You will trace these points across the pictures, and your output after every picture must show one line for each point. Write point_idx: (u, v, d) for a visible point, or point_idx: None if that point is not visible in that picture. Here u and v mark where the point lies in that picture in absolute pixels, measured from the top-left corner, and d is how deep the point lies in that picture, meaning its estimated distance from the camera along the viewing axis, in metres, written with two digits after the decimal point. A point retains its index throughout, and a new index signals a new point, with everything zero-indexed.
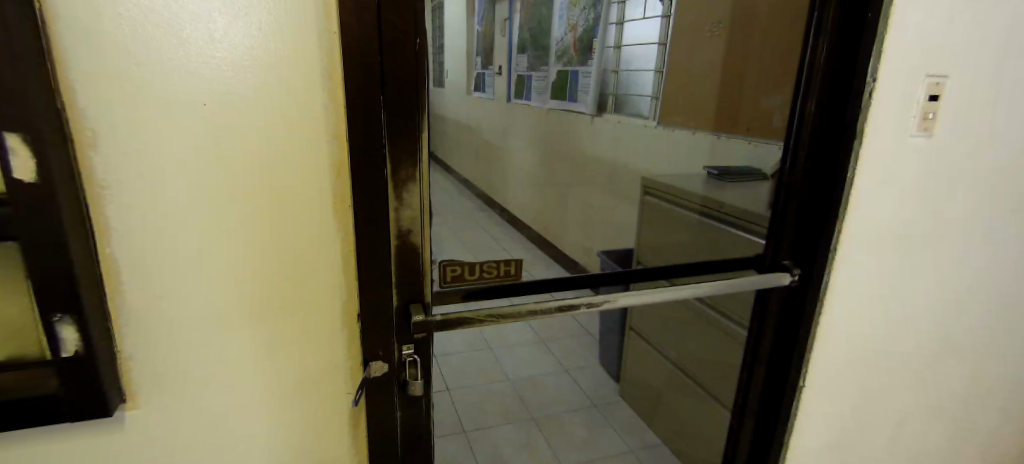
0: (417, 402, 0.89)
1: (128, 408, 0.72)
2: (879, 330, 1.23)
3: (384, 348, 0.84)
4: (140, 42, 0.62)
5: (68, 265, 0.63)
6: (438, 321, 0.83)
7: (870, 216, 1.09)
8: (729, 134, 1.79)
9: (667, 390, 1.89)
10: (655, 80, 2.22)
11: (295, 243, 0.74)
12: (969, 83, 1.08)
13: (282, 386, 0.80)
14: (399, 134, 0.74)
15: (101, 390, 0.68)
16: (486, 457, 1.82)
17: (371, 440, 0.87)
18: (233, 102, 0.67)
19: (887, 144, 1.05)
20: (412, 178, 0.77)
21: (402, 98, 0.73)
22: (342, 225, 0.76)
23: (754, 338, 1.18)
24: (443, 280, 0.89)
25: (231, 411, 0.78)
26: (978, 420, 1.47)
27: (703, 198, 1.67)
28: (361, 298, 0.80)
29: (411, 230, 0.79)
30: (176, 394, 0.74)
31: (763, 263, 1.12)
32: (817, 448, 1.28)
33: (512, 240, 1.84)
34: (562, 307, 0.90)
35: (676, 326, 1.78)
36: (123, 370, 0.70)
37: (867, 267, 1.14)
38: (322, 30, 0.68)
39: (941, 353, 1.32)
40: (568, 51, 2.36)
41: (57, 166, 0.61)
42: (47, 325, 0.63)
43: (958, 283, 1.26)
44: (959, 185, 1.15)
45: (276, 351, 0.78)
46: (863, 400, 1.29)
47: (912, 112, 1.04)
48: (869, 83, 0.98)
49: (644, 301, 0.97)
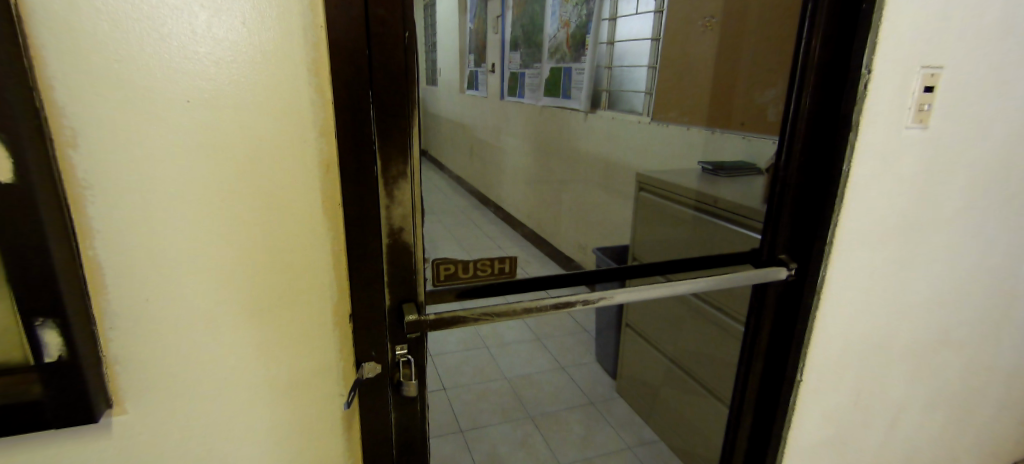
0: (413, 403, 0.88)
1: (115, 414, 0.70)
2: (876, 324, 1.23)
3: (378, 349, 0.82)
4: (121, 38, 0.61)
5: (50, 267, 0.61)
6: (432, 319, 0.82)
7: (866, 209, 1.08)
8: (723, 128, 1.79)
9: (663, 386, 1.89)
10: (648, 75, 2.29)
11: (285, 243, 0.73)
12: (965, 72, 1.07)
13: (274, 388, 0.78)
14: (390, 130, 0.72)
15: (87, 395, 0.66)
16: (483, 457, 1.82)
17: (365, 442, 0.86)
18: (217, 98, 0.65)
19: (882, 134, 1.04)
20: (403, 175, 0.75)
21: (391, 93, 0.71)
22: (332, 224, 0.74)
23: (751, 334, 1.16)
24: (436, 278, 0.87)
25: (221, 415, 0.76)
26: (976, 412, 1.47)
27: (698, 193, 1.64)
28: (353, 299, 0.78)
29: (404, 227, 0.78)
30: (163, 398, 0.72)
31: (760, 257, 1.10)
32: (814, 444, 1.27)
33: (507, 237, 1.85)
34: (559, 304, 0.89)
35: (672, 322, 1.78)
36: (109, 375, 0.69)
37: (864, 260, 1.13)
38: (308, 23, 0.67)
39: (941, 345, 1.32)
40: (560, 47, 2.46)
41: (36, 166, 0.59)
42: (29, 330, 0.61)
43: (954, 273, 1.25)
44: (954, 178, 1.15)
45: (267, 352, 0.76)
46: (861, 393, 1.28)
47: (907, 103, 1.04)
48: (865, 75, 0.97)
49: (640, 297, 0.95)
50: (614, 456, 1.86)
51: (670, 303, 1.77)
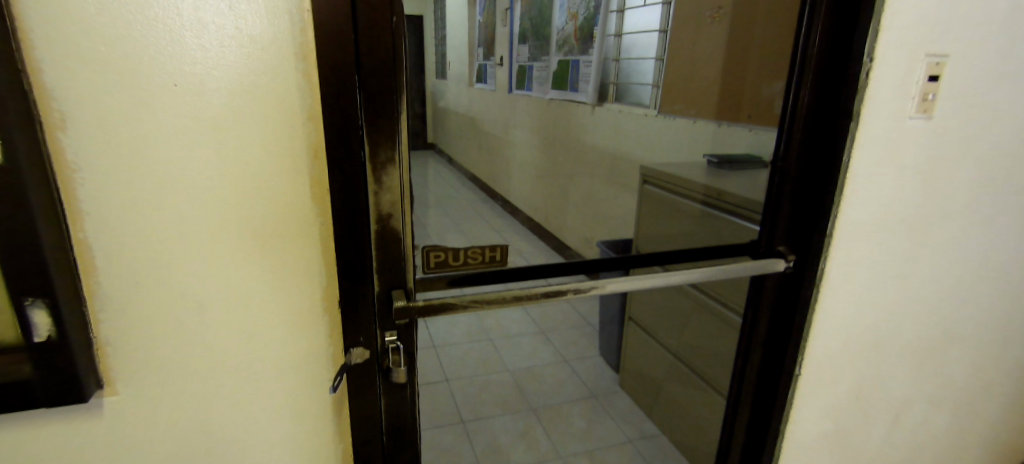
0: (402, 389, 0.88)
1: (107, 395, 0.71)
2: (879, 319, 1.21)
3: (366, 335, 0.83)
4: (106, 20, 0.61)
5: (39, 248, 0.62)
6: (420, 306, 0.81)
7: (868, 200, 1.07)
8: (730, 122, 1.76)
9: (666, 380, 1.88)
10: (655, 67, 2.27)
11: (274, 228, 0.73)
12: (972, 62, 1.05)
13: (263, 372, 0.79)
14: (378, 115, 0.72)
15: (77, 375, 0.67)
16: (483, 448, 1.84)
17: (354, 427, 0.87)
18: (202, 82, 0.66)
19: (884, 123, 1.02)
20: (391, 160, 0.75)
21: (379, 78, 0.71)
22: (321, 209, 0.75)
23: (748, 326, 1.14)
24: (426, 266, 0.87)
25: (211, 397, 0.77)
26: (980, 412, 1.45)
27: (705, 188, 1.66)
28: (342, 285, 0.78)
29: (392, 214, 0.77)
30: (152, 379, 0.73)
31: (758, 249, 1.08)
32: (813, 439, 1.26)
33: (513, 229, 1.85)
34: (550, 293, 0.88)
35: (674, 314, 1.77)
36: (100, 356, 0.70)
37: (865, 253, 1.12)
38: (295, 7, 0.67)
39: (946, 341, 1.30)
40: (568, 39, 2.52)
41: (25, 147, 0.60)
42: (19, 310, 0.63)
43: (958, 269, 1.23)
44: (959, 172, 1.13)
45: (255, 337, 0.77)
46: (863, 389, 1.27)
47: (911, 92, 1.02)
48: (866, 63, 0.95)
49: (634, 287, 0.94)
50: (615, 450, 1.86)
51: (672, 296, 1.76)
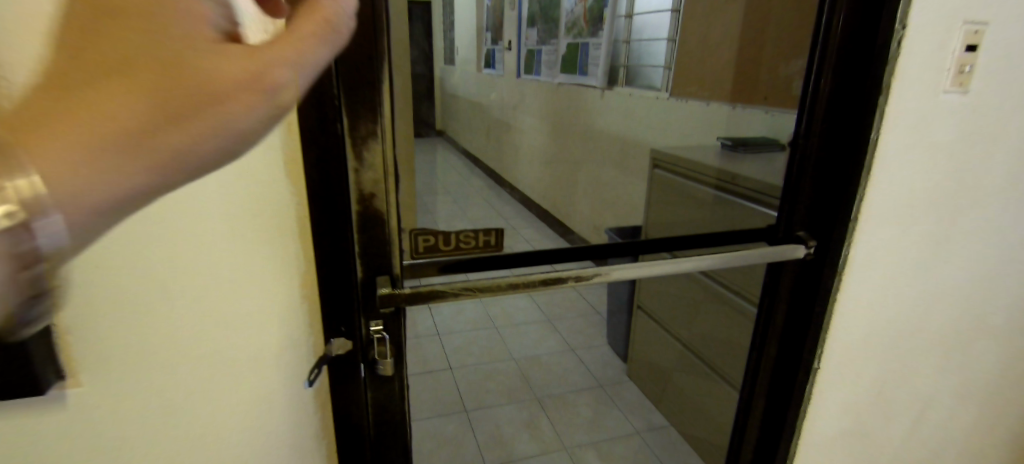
0: (389, 382, 0.82)
1: (70, 387, 0.64)
2: (906, 309, 1.13)
3: (348, 324, 0.77)
4: None
5: None
6: (407, 293, 0.75)
7: (895, 181, 0.99)
8: (745, 104, 1.68)
9: (676, 371, 1.81)
10: (666, 49, 2.25)
11: (243, 205, 0.66)
12: (1013, 30, 0.96)
13: (239, 362, 0.73)
14: (357, 84, 0.66)
15: (34, 368, 0.59)
16: (486, 438, 1.79)
17: (337, 420, 0.83)
18: None
19: (916, 97, 0.93)
20: (373, 134, 0.69)
21: (358, 41, 0.65)
22: (297, 186, 0.68)
23: (764, 317, 1.06)
24: (414, 251, 0.80)
25: (181, 392, 0.70)
26: (1009, 409, 1.37)
27: (720, 170, 1.60)
28: (320, 267, 0.73)
29: (375, 194, 0.72)
30: (114, 374, 0.65)
31: (775, 234, 1.01)
32: (830, 436, 1.19)
33: (519, 215, 1.78)
34: (549, 281, 0.81)
35: (685, 303, 1.70)
36: (59, 346, 0.62)
37: (892, 239, 1.04)
38: None
39: (975, 334, 1.22)
40: (578, 22, 2.30)
41: None
42: None
43: (991, 257, 1.15)
44: (995, 152, 1.04)
45: (228, 325, 0.70)
46: (886, 384, 1.19)
47: (946, 64, 0.93)
48: (897, 30, 0.87)
49: (641, 274, 0.87)
50: (622, 442, 1.80)
51: (682, 284, 1.69)
